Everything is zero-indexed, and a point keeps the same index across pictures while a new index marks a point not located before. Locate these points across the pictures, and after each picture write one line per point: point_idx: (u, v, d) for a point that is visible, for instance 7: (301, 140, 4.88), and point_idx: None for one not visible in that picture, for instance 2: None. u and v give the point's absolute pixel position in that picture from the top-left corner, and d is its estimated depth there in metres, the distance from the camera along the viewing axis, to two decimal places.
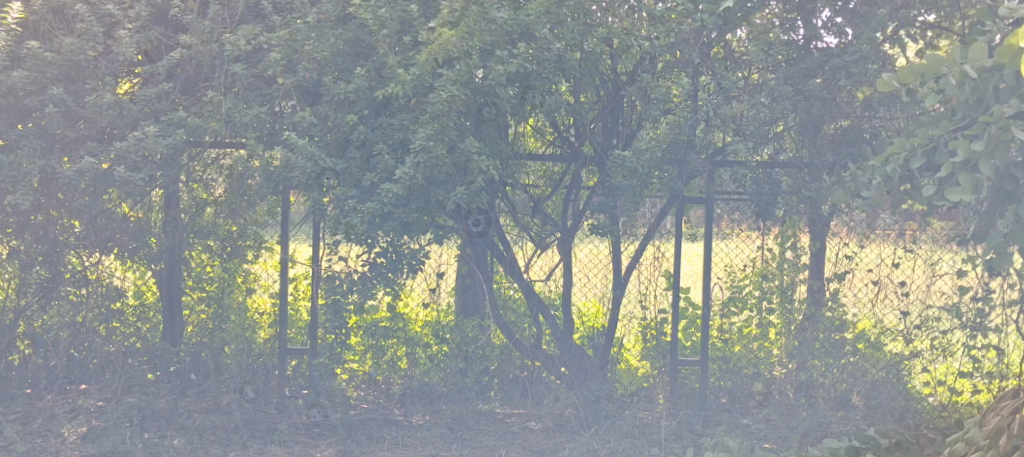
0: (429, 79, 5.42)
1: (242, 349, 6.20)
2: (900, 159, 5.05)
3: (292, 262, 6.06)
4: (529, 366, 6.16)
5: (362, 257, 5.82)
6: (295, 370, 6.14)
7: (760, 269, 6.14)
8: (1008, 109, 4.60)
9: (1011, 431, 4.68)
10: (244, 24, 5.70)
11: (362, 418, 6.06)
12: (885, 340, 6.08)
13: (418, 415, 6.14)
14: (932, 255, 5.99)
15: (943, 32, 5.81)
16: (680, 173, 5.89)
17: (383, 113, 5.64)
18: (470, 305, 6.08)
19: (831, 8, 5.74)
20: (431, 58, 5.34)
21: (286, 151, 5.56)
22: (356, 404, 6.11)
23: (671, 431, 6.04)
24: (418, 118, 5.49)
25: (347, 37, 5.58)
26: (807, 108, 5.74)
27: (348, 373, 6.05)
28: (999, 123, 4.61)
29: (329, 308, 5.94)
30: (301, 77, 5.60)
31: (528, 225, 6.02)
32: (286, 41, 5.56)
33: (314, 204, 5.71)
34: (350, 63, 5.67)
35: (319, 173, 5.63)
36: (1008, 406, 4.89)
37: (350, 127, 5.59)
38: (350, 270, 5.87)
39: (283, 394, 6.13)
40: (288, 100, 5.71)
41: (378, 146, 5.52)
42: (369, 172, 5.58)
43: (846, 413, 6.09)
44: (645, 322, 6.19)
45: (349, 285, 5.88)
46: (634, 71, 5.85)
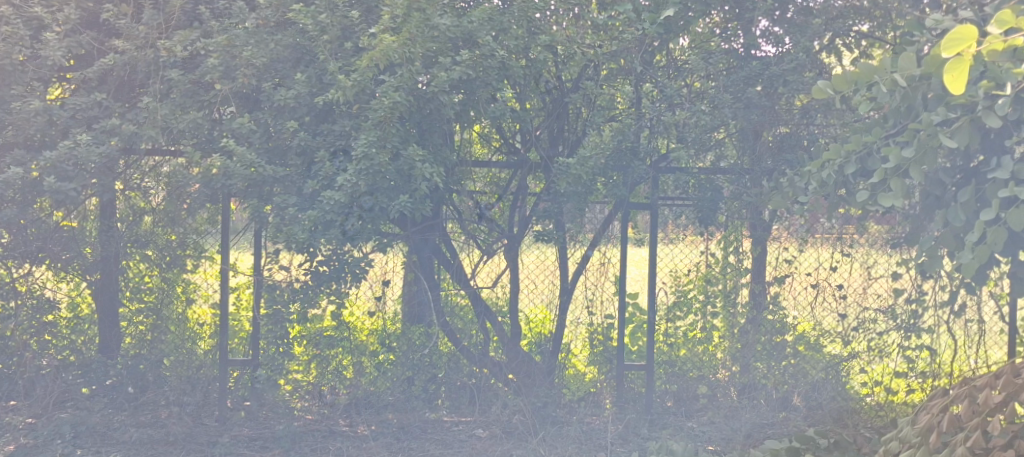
0: (370, 85, 5.37)
1: (182, 361, 6.10)
2: (836, 165, 5.14)
3: (233, 272, 5.96)
4: (477, 373, 6.14)
5: (304, 266, 5.75)
6: (237, 382, 6.07)
7: (703, 273, 6.19)
8: (936, 117, 4.69)
9: (941, 428, 4.77)
10: (180, 29, 5.65)
11: (306, 429, 6.02)
12: (824, 342, 6.15)
13: (363, 425, 6.06)
14: (869, 258, 6.07)
15: (875, 41, 5.93)
16: (625, 180, 5.92)
17: (324, 120, 5.60)
18: (416, 313, 6.03)
19: (768, 18, 5.83)
20: (372, 63, 5.30)
21: (225, 158, 5.46)
22: (300, 416, 6.06)
23: (618, 436, 6.06)
24: (360, 124, 5.42)
25: (286, 42, 5.51)
26: (747, 115, 5.81)
27: (292, 384, 6.02)
28: (927, 130, 4.71)
29: (270, 319, 5.86)
30: (240, 83, 5.53)
31: (475, 232, 6.00)
32: (224, 47, 5.48)
33: (254, 212, 5.61)
34: (291, 68, 5.57)
35: (258, 182, 5.55)
36: (939, 403, 4.95)
37: (290, 134, 5.51)
38: (292, 279, 5.80)
39: (224, 406, 6.05)
40: (228, 107, 5.64)
41: (318, 153, 5.47)
42: (310, 179, 5.52)
43: (788, 413, 6.17)
44: (592, 328, 6.20)
45: (291, 295, 5.81)
46: (579, 78, 5.86)
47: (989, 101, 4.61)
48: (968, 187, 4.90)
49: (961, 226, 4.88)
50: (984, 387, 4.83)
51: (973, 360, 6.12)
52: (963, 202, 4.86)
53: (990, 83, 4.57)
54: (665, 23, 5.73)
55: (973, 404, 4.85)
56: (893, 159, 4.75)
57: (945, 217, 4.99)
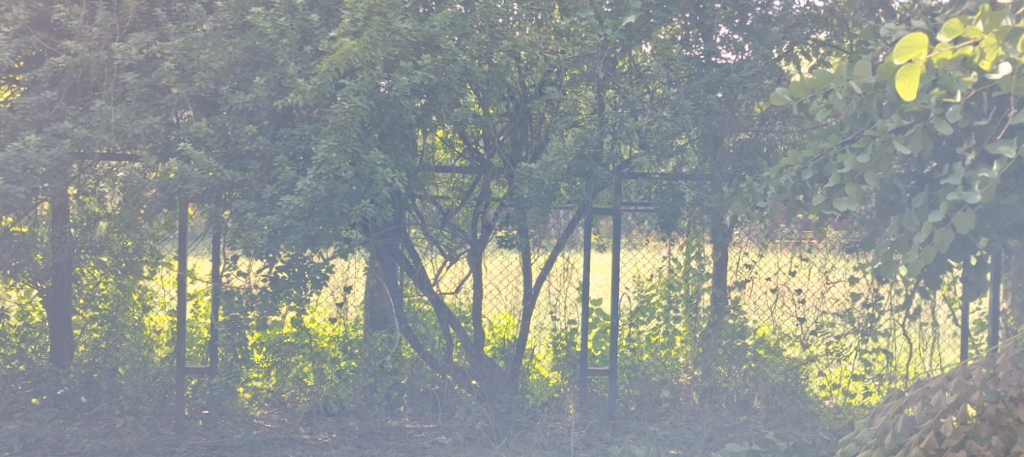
0: (331, 89, 5.31)
1: (138, 369, 6.01)
2: (794, 171, 5.18)
3: (192, 278, 5.92)
4: (440, 380, 6.10)
5: (263, 272, 5.69)
6: (195, 390, 6.02)
7: (665, 278, 6.21)
8: (890, 123, 4.73)
9: (896, 430, 4.84)
10: (135, 31, 5.56)
11: (266, 437, 5.99)
12: (784, 346, 6.20)
13: (324, 433, 6.04)
14: (827, 262, 6.14)
15: (832, 49, 5.99)
16: (588, 185, 5.91)
17: (283, 124, 5.56)
18: (379, 318, 5.99)
19: (728, 25, 5.87)
20: (332, 67, 5.26)
21: (182, 162, 5.35)
22: (259, 424, 6.04)
23: (581, 441, 6.07)
24: (320, 128, 5.39)
25: (245, 46, 5.45)
26: (707, 121, 5.84)
27: (251, 392, 5.97)
28: (882, 136, 4.75)
29: (229, 326, 5.81)
30: (197, 87, 5.48)
31: (438, 237, 5.98)
32: (181, 49, 5.44)
33: (212, 217, 5.57)
34: (250, 72, 5.52)
35: (215, 186, 5.48)
36: (893, 405, 5.02)
37: (248, 138, 5.45)
38: (250, 285, 5.76)
39: (182, 415, 6.01)
40: (185, 110, 5.58)
41: (278, 158, 5.41)
42: (269, 184, 5.47)
43: (748, 417, 6.24)
44: (556, 333, 6.20)
45: (250, 301, 5.77)
46: (542, 83, 5.85)
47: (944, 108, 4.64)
48: (921, 193, 4.95)
49: (915, 231, 4.92)
50: (937, 389, 4.91)
51: (927, 363, 6.23)
52: (917, 207, 4.91)
53: (942, 92, 4.62)
54: (626, 30, 5.75)
55: (928, 404, 4.92)
56: (849, 165, 4.77)
57: (898, 222, 5.08)
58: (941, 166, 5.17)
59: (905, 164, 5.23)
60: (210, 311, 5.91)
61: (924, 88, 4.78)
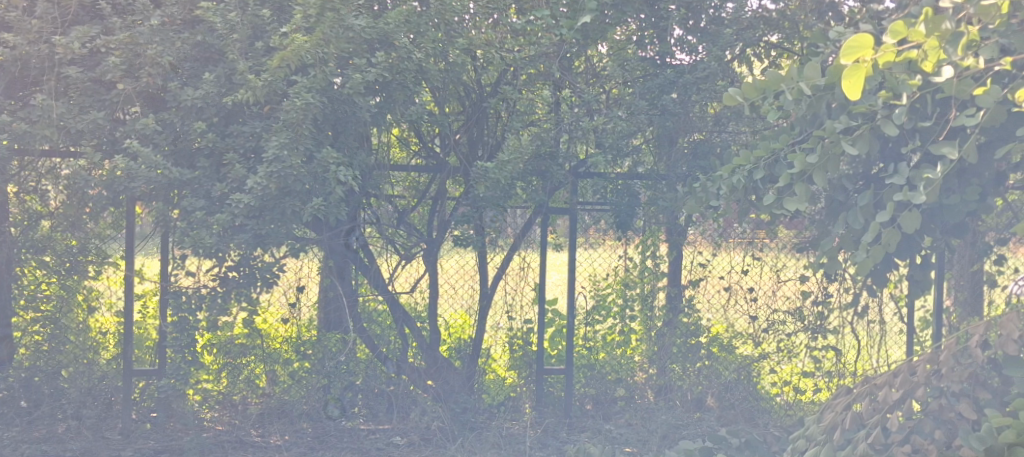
0: (282, 86, 5.28)
1: (82, 372, 5.92)
2: (746, 171, 5.22)
3: (140, 278, 5.81)
4: (396, 380, 6.05)
5: (213, 272, 5.64)
6: (142, 393, 5.92)
7: (621, 277, 6.24)
8: (839, 124, 4.77)
9: (845, 426, 4.90)
10: (78, 24, 5.43)
11: (217, 440, 5.92)
12: (736, 344, 6.25)
13: (276, 435, 6.00)
14: (778, 261, 6.19)
15: (784, 52, 6.05)
16: (544, 184, 5.94)
17: (232, 121, 5.47)
18: (332, 319, 5.93)
19: (682, 27, 5.91)
20: (284, 64, 5.22)
21: (127, 160, 5.27)
22: (209, 427, 5.97)
23: (536, 441, 6.06)
24: (272, 125, 5.33)
25: (194, 41, 5.39)
26: (662, 121, 5.89)
27: (201, 394, 5.90)
28: (830, 137, 4.79)
29: (176, 326, 5.68)
30: (145, 83, 5.36)
31: (393, 237, 5.94)
32: (127, 44, 5.31)
33: (160, 216, 5.52)
34: (199, 67, 5.45)
35: (164, 184, 5.40)
36: (843, 401, 5.06)
37: (198, 135, 5.38)
38: (200, 285, 5.67)
39: (129, 418, 5.91)
40: (131, 106, 5.45)
41: (228, 156, 5.34)
42: (219, 182, 5.39)
43: (702, 414, 6.29)
44: (512, 333, 6.21)
45: (199, 301, 5.66)
46: (498, 83, 5.86)
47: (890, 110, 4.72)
48: (866, 192, 4.99)
49: (860, 229, 4.96)
50: (883, 385, 4.93)
51: (875, 360, 6.32)
52: (863, 205, 4.94)
53: (888, 93, 4.67)
54: (582, 29, 5.75)
55: (875, 400, 5.00)
56: (798, 164, 4.81)
57: (846, 222, 5.12)
58: (887, 166, 5.19)
59: (853, 165, 5.26)
60: (159, 311, 5.86)
61: (870, 90, 4.83)
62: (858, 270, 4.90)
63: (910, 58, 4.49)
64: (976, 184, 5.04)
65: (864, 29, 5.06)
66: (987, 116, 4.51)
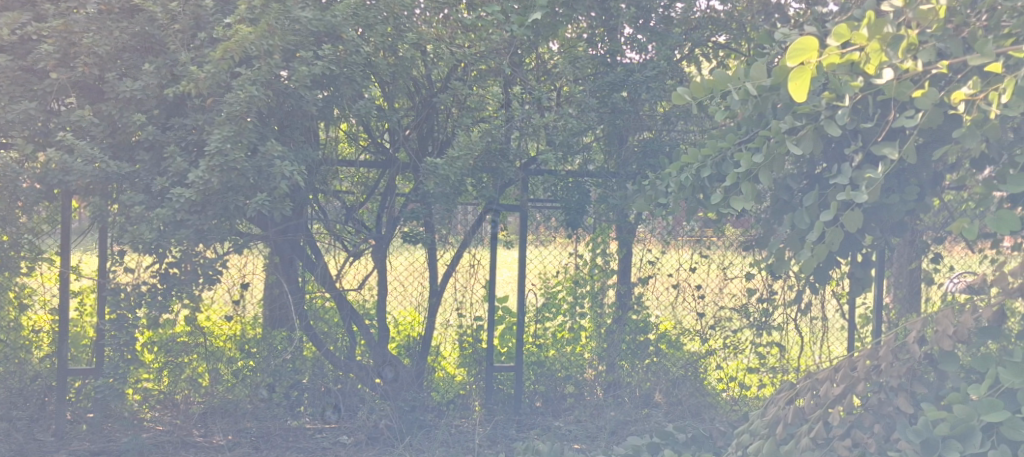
0: (225, 78, 5.17)
1: (14, 372, 5.79)
2: (694, 169, 5.25)
3: (76, 275, 5.75)
4: (343, 378, 6.04)
5: (153, 268, 5.50)
6: (79, 392, 5.85)
7: (571, 275, 6.25)
8: (784, 124, 4.82)
9: (785, 420, 4.98)
10: (9, 11, 5.24)
11: (156, 440, 5.84)
12: (684, 340, 6.30)
13: (219, 435, 5.92)
14: (725, 259, 6.23)
15: (732, 52, 6.14)
16: (495, 181, 5.88)
17: (173, 114, 5.38)
18: (278, 316, 5.91)
19: (632, 25, 5.90)
20: (227, 55, 5.13)
21: (62, 154, 5.14)
22: (149, 427, 5.90)
23: (485, 438, 6.07)
24: (214, 119, 5.22)
25: (133, 31, 5.25)
26: (612, 119, 5.91)
27: (141, 394, 5.83)
28: (775, 136, 4.84)
29: (114, 324, 5.56)
30: (80, 73, 5.24)
31: (342, 233, 5.88)
32: (60, 32, 5.18)
33: (97, 211, 5.46)
34: (138, 58, 5.33)
35: (101, 178, 5.27)
36: (785, 396, 5.14)
37: (138, 127, 5.25)
38: (139, 282, 5.55)
39: (64, 419, 5.81)
40: (66, 97, 5.32)
41: (168, 149, 5.22)
42: (159, 176, 5.30)
43: (649, 410, 6.33)
44: (461, 330, 6.18)
45: (138, 299, 5.53)
46: (448, 78, 5.82)
47: (833, 110, 4.78)
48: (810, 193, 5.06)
49: (804, 228, 5.03)
50: (824, 380, 5.02)
51: (817, 356, 6.37)
52: (807, 205, 5.01)
53: (830, 95, 4.73)
54: (533, 27, 5.70)
55: (816, 395, 5.08)
56: (745, 163, 4.84)
57: (790, 221, 5.17)
58: (830, 166, 5.20)
59: (797, 164, 5.28)
60: (96, 309, 5.77)
61: (814, 91, 4.89)
62: (802, 269, 4.96)
63: (853, 60, 4.58)
64: (915, 184, 5.11)
65: (809, 31, 5.10)
66: (925, 118, 4.56)
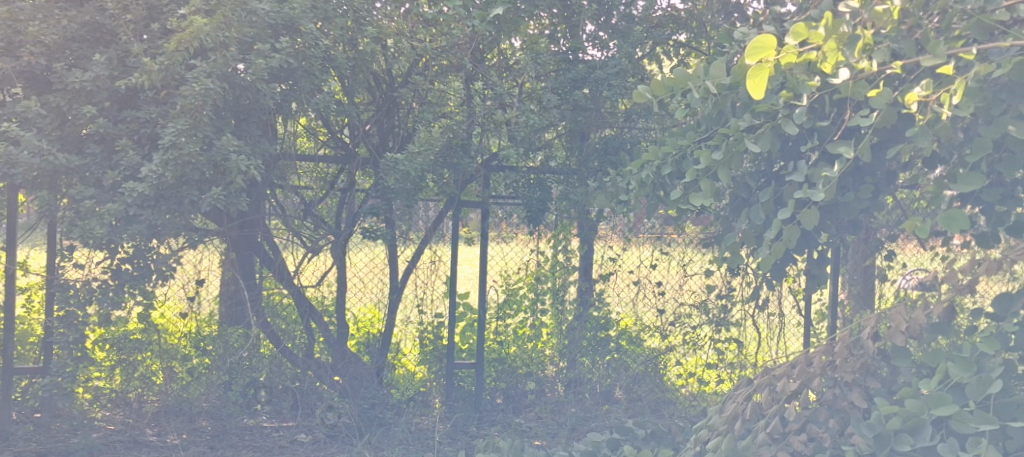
0: (179, 70, 5.13)
1: None
2: (655, 166, 5.26)
3: (24, 271, 5.61)
4: (301, 376, 5.97)
5: (104, 264, 5.43)
6: (25, 393, 5.70)
7: (533, 272, 6.22)
8: (743, 122, 4.85)
9: (744, 416, 5.00)
10: None
11: (108, 440, 5.75)
12: (644, 336, 6.31)
13: (172, 434, 5.85)
14: (685, 256, 6.29)
15: (692, 51, 6.12)
16: (456, 178, 5.87)
17: (125, 107, 5.31)
18: (234, 313, 5.84)
19: (594, 23, 5.93)
20: (181, 47, 5.07)
21: (8, 145, 5.03)
22: (100, 427, 5.78)
23: (446, 435, 6.06)
24: (168, 111, 5.16)
25: (82, 20, 5.15)
26: (573, 117, 5.91)
27: (92, 392, 5.71)
28: (734, 135, 4.87)
29: (62, 321, 5.45)
30: (25, 62, 5.14)
31: (300, 228, 5.85)
32: (6, 19, 5.06)
33: (44, 206, 5.21)
34: (88, 48, 5.23)
35: (48, 171, 5.15)
36: (743, 392, 5.14)
37: (88, 119, 5.16)
38: (89, 278, 5.46)
39: (10, 419, 5.67)
40: (12, 87, 5.21)
41: (120, 141, 5.16)
42: (110, 169, 5.19)
43: (610, 406, 6.36)
44: (422, 327, 6.14)
45: (88, 295, 5.45)
46: (408, 73, 5.75)
47: (790, 109, 4.81)
48: (768, 189, 5.09)
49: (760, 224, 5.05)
50: (781, 376, 5.02)
51: (774, 352, 6.44)
52: (763, 202, 5.04)
53: (789, 93, 4.75)
54: (494, 22, 5.70)
55: (773, 391, 5.08)
56: (704, 161, 4.87)
57: (747, 218, 5.18)
58: (787, 165, 5.24)
59: (755, 162, 5.27)
60: (45, 306, 5.62)
61: (772, 90, 4.91)
62: (761, 266, 4.98)
63: (810, 59, 4.65)
64: (870, 183, 5.14)
65: (767, 31, 5.13)
66: (879, 118, 4.62)
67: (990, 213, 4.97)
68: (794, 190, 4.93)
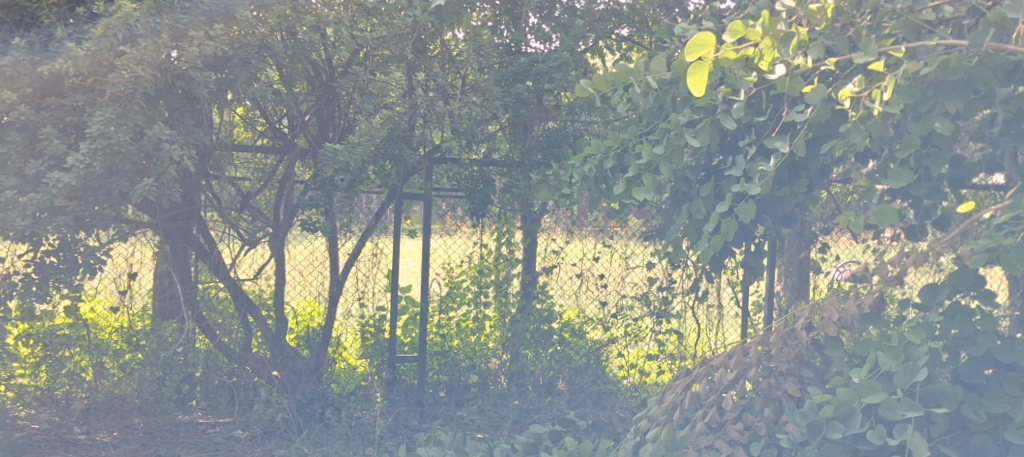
0: (106, 56, 5.03)
1: None
2: (596, 160, 5.27)
3: None
4: (238, 371, 5.92)
5: (26, 257, 5.26)
6: None
7: (476, 264, 6.21)
8: (683, 117, 4.86)
9: (683, 406, 5.04)
10: None
11: (31, 440, 5.61)
12: (587, 329, 6.32)
13: (103, 432, 5.71)
14: (627, 249, 6.30)
15: (634, 45, 6.15)
16: (398, 170, 5.80)
17: (48, 94, 5.09)
18: (167, 308, 5.75)
19: (537, 15, 5.98)
20: (109, 32, 5.00)
21: None
22: (24, 426, 5.64)
23: (387, 430, 6.01)
24: (96, 99, 5.02)
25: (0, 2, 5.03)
26: (516, 109, 5.86)
27: (15, 390, 5.58)
28: (675, 129, 4.87)
29: None
30: None
31: (237, 221, 5.78)
32: None
33: None
34: (8, 32, 5.10)
35: None
36: (681, 382, 5.20)
37: (9, 106, 4.97)
38: (10, 271, 5.29)
39: None
40: None
41: (45, 130, 4.98)
42: (33, 159, 5.05)
43: (553, 398, 6.37)
44: (363, 320, 6.09)
45: (9, 290, 5.30)
46: (349, 63, 5.68)
47: (728, 104, 4.86)
48: (708, 183, 5.11)
49: (701, 218, 5.09)
50: (719, 366, 5.11)
51: (713, 343, 6.49)
52: (703, 197, 5.08)
53: (727, 89, 4.79)
54: (436, 12, 5.64)
55: (711, 381, 5.14)
56: (645, 155, 4.89)
57: (688, 212, 5.20)
58: (727, 159, 5.24)
59: (695, 157, 5.28)
60: None
61: (711, 85, 4.95)
62: (700, 260, 5.02)
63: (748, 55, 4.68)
64: (805, 177, 5.17)
65: (706, 26, 5.18)
66: (815, 113, 4.65)
67: (918, 207, 5.10)
68: (732, 185, 4.99)
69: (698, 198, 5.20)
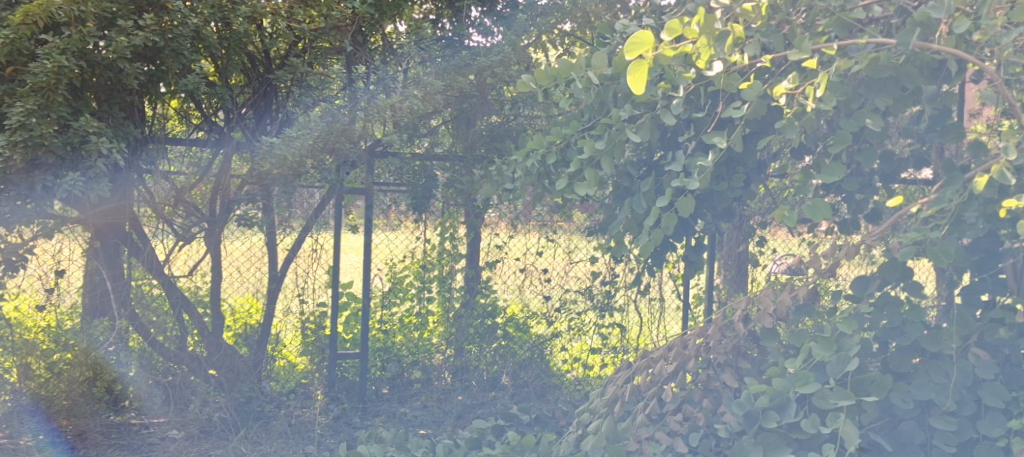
0: (27, 45, 4.88)
1: None
2: (539, 155, 5.24)
3: None
4: (174, 370, 5.81)
5: None
6: None
7: (419, 260, 6.13)
8: (623, 112, 4.87)
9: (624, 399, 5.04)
10: None
11: None
12: (531, 323, 6.31)
13: (28, 435, 5.57)
14: (571, 243, 6.30)
15: (577, 39, 6.07)
16: (337, 164, 5.72)
17: None
18: (98, 305, 5.64)
19: (478, 8, 5.95)
20: (28, 20, 4.85)
21: None
22: None
23: (327, 427, 5.95)
24: (15, 89, 4.90)
25: None
26: (458, 103, 5.86)
27: None
28: (616, 124, 4.88)
29: None
30: None
31: (171, 216, 5.68)
32: None
33: None
34: None
35: None
36: (623, 375, 5.22)
37: None
38: None
39: None
40: None
41: None
42: None
43: (497, 393, 6.33)
44: (304, 317, 6.00)
45: None
46: (286, 55, 5.62)
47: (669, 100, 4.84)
48: (649, 178, 5.12)
49: (642, 213, 5.10)
50: (659, 359, 5.10)
51: (655, 335, 6.53)
52: (645, 191, 5.09)
53: (666, 85, 4.81)
54: (376, 3, 5.60)
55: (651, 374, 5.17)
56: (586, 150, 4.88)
57: (629, 207, 5.22)
58: (667, 154, 5.27)
59: (636, 152, 5.31)
60: None
61: (651, 81, 4.96)
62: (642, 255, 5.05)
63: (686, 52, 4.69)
64: (741, 173, 5.20)
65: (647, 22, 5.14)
66: (751, 109, 4.67)
67: (851, 201, 5.20)
68: (672, 179, 5.00)
69: (639, 192, 5.21)
